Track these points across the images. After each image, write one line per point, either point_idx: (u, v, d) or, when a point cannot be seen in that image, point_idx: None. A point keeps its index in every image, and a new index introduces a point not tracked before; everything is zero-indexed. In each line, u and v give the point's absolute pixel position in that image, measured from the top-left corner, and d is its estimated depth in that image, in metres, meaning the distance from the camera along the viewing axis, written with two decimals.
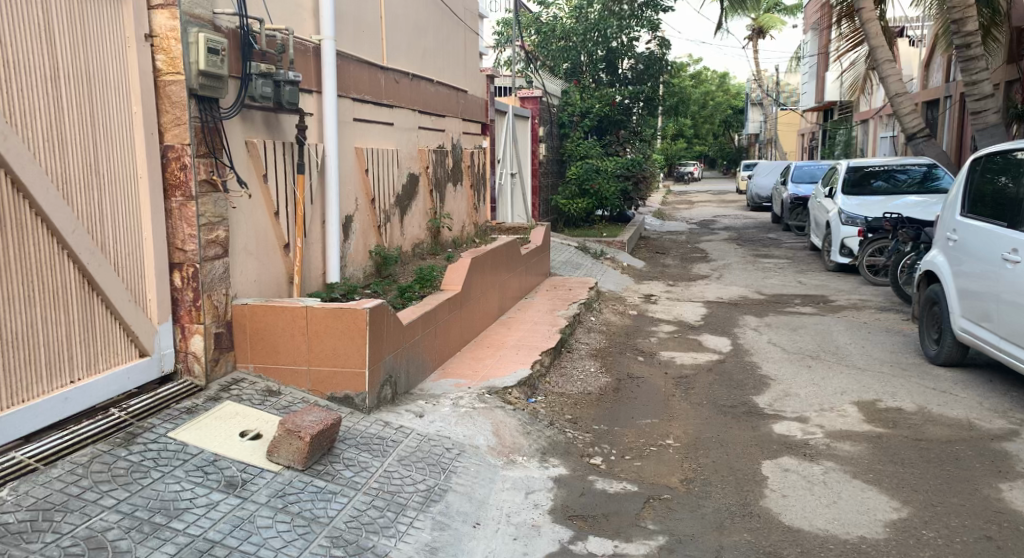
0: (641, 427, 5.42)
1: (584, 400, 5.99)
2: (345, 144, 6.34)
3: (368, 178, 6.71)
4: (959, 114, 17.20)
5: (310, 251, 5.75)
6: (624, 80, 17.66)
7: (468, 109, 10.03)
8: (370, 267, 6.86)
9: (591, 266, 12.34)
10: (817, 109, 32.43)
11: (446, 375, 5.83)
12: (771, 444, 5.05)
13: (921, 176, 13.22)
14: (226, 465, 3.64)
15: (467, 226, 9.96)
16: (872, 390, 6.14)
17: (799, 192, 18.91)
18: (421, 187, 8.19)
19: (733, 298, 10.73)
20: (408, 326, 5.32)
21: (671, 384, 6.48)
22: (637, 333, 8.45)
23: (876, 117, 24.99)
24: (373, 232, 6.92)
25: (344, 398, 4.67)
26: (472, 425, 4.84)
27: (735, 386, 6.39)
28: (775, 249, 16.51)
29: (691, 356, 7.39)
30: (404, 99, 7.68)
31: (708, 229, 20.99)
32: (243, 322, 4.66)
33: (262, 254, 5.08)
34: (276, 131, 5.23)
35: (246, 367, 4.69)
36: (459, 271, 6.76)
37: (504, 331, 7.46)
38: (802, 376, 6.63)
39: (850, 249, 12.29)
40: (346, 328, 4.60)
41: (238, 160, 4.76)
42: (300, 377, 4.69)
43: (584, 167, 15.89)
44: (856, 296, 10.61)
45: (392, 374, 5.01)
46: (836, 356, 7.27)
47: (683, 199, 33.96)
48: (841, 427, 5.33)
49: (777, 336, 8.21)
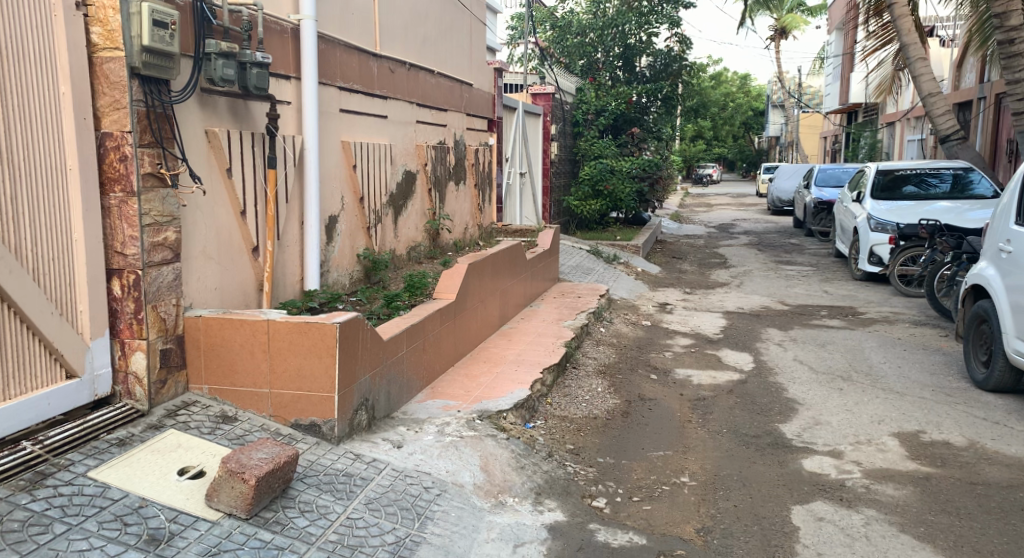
0: (652, 460, 4.78)
1: (589, 426, 5.36)
2: (329, 137, 5.75)
3: (356, 175, 6.12)
4: (994, 117, 16.39)
5: (285, 255, 5.16)
6: (641, 78, 17.00)
7: (473, 103, 9.42)
8: (358, 272, 6.28)
9: (604, 271, 11.71)
10: (841, 110, 31.66)
11: (435, 395, 5.22)
12: (802, 485, 4.40)
13: (956, 181, 12.44)
14: (153, 514, 3.05)
15: (470, 228, 9.36)
16: (913, 419, 5.48)
17: (822, 195, 18.15)
18: (419, 185, 7.60)
19: (754, 308, 10.06)
20: (390, 341, 4.71)
21: (688, 407, 5.83)
22: (651, 346, 7.81)
23: (904, 119, 24.13)
24: (362, 234, 6.34)
25: (310, 425, 4.06)
26: (457, 458, 4.23)
27: (760, 412, 5.73)
28: (797, 255, 15.79)
29: (710, 375, 6.74)
30: (401, 90, 7.09)
31: (727, 233, 20.27)
32: (196, 337, 4.08)
33: (225, 258, 4.49)
34: (245, 120, 4.63)
35: (200, 389, 4.11)
36: (454, 278, 6.16)
37: (505, 343, 6.84)
38: (833, 401, 5.96)
39: (879, 257, 11.58)
40: (312, 345, 4.00)
41: (196, 151, 4.17)
42: (260, 401, 4.09)
43: (598, 167, 15.26)
44: (888, 308, 9.90)
45: (369, 398, 4.41)
46: (870, 378, 6.59)
47: (700, 202, 33.17)
48: (881, 465, 4.67)
49: (804, 353, 7.53)
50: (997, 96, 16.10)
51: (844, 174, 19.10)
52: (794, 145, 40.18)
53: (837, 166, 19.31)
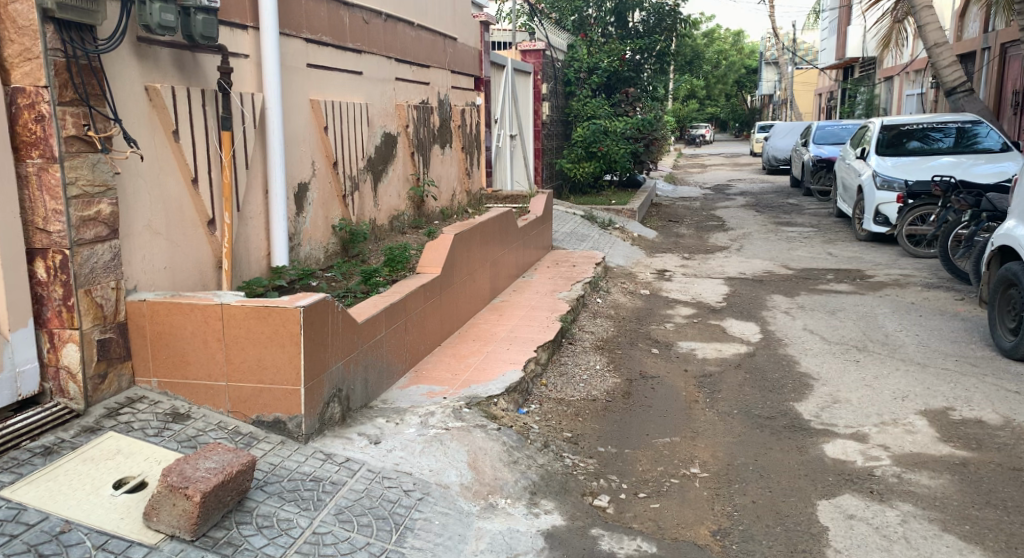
0: (659, 448, 4.33)
1: (587, 409, 4.90)
2: (295, 94, 5.19)
3: (328, 137, 5.57)
4: (999, 68, 15.80)
5: (249, 228, 4.63)
6: (633, 33, 16.22)
7: (458, 59, 8.82)
8: (334, 245, 5.77)
9: (599, 237, 11.20)
10: (838, 65, 30.98)
11: (420, 380, 4.75)
12: (826, 475, 3.96)
13: (961, 135, 11.90)
14: (76, 540, 2.57)
15: (458, 195, 8.84)
16: (939, 395, 5.07)
17: (821, 153, 17.62)
18: (400, 148, 7.05)
19: (757, 273, 9.59)
20: (367, 323, 4.23)
21: (693, 385, 5.39)
22: (651, 318, 7.33)
23: (903, 73, 23.47)
24: (337, 202, 5.81)
25: (274, 421, 3.58)
26: (441, 454, 3.76)
27: (772, 390, 5.28)
28: (797, 216, 15.29)
29: (716, 348, 6.28)
30: (376, 44, 6.51)
31: (723, 194, 19.77)
32: (141, 325, 3.56)
33: (175, 232, 3.97)
34: (194, 75, 4.07)
35: (148, 384, 3.60)
36: (439, 249, 5.66)
37: (495, 318, 6.37)
38: (850, 375, 5.53)
39: (886, 216, 11.07)
40: (273, 332, 3.50)
41: (134, 110, 3.61)
42: (216, 396, 3.60)
43: (590, 128, 14.78)
44: (897, 270, 9.46)
45: (342, 387, 3.93)
46: (888, 349, 6.15)
47: (694, 163, 32.52)
48: (911, 449, 4.23)
49: (814, 321, 7.08)
50: (1002, 47, 15.55)
51: (843, 130, 18.54)
52: (789, 103, 39.33)
53: (835, 122, 18.73)
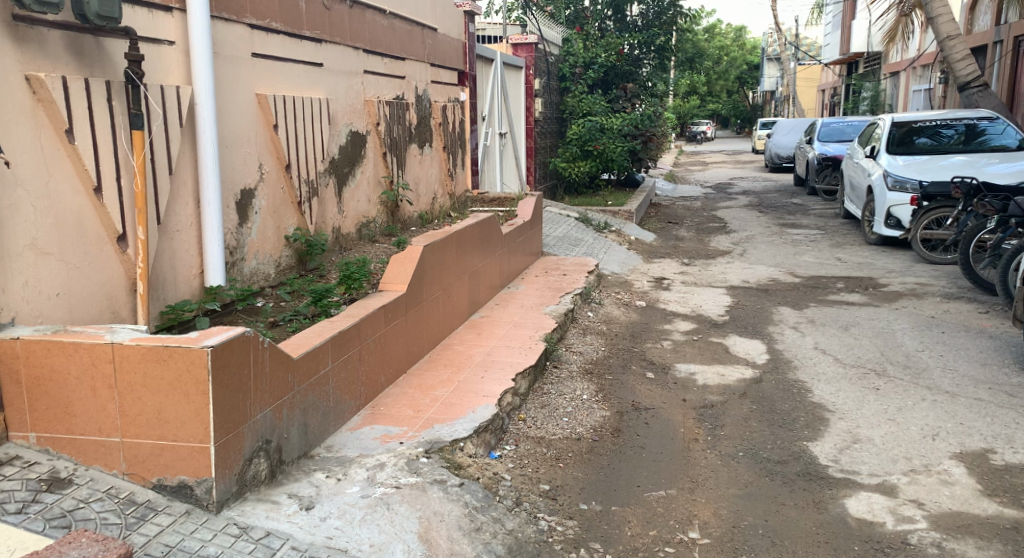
0: (651, 504, 3.67)
1: (570, 452, 4.25)
2: (237, 87, 4.53)
3: (279, 137, 4.91)
4: (1012, 62, 15.16)
5: (175, 243, 3.97)
6: (632, 27, 15.54)
7: (439, 51, 8.15)
8: (286, 258, 5.12)
9: (593, 242, 10.54)
10: (843, 60, 30.28)
11: (375, 420, 4.09)
12: (850, 542, 3.31)
13: (975, 132, 11.21)
14: None
15: (439, 198, 8.18)
16: (975, 433, 4.42)
17: (827, 151, 16.96)
18: (369, 148, 6.39)
19: (761, 281, 8.93)
20: (305, 359, 3.56)
21: (693, 420, 4.74)
22: (646, 335, 6.67)
23: (910, 68, 22.79)
24: (291, 209, 5.15)
25: (178, 486, 2.90)
26: (387, 523, 3.11)
27: (782, 426, 4.63)
28: (801, 217, 14.64)
29: (718, 372, 5.62)
30: (341, 33, 5.87)
31: (724, 193, 19.09)
32: (15, 368, 2.90)
33: (71, 251, 3.29)
34: (97, 62, 3.42)
35: (26, 439, 2.95)
36: (405, 264, 5.00)
37: (472, 338, 5.72)
38: (870, 406, 4.89)
39: (897, 219, 10.39)
40: (174, 379, 2.82)
41: (6, 104, 2.96)
42: (107, 454, 2.92)
43: (586, 125, 14.05)
44: (912, 278, 8.80)
45: (270, 439, 3.27)
46: (910, 374, 5.49)
47: (695, 161, 31.78)
48: (950, 507, 3.58)
49: (826, 339, 6.41)
50: (1016, 39, 14.89)
51: (848, 127, 17.90)
52: (790, 100, 38.60)
53: (840, 119, 18.08)
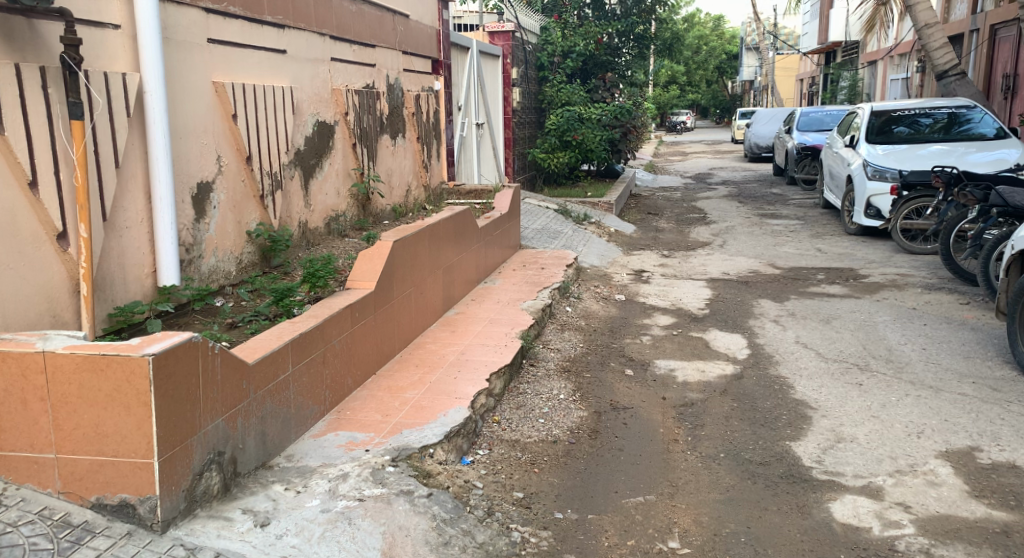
0: (629, 512, 3.51)
1: (546, 456, 4.07)
2: (191, 75, 4.29)
3: (238, 127, 4.67)
4: (988, 51, 15.15)
5: (124, 241, 3.74)
6: (611, 15, 15.33)
7: (411, 39, 7.92)
8: (249, 255, 4.90)
9: (572, 234, 10.36)
10: (821, 49, 30.29)
11: (340, 426, 3.89)
12: (836, 550, 3.16)
13: (954, 121, 11.15)
14: None
15: (413, 190, 7.96)
16: (961, 430, 4.30)
17: (806, 140, 16.90)
18: (338, 139, 6.16)
19: (742, 273, 8.80)
20: (262, 364, 3.35)
21: (673, 419, 4.59)
22: (626, 329, 6.50)
23: (887, 57, 22.79)
24: (253, 203, 4.92)
25: (118, 505, 2.69)
26: (347, 540, 2.91)
27: (763, 425, 4.48)
28: (781, 207, 14.56)
29: (697, 369, 5.47)
30: (306, 19, 5.63)
31: (705, 184, 18.99)
32: None
33: (4, 251, 3.06)
34: (29, 46, 3.17)
35: None
36: (373, 260, 4.79)
37: (446, 336, 5.53)
38: (853, 403, 4.76)
39: (877, 209, 10.31)
40: (113, 390, 2.61)
41: None
42: (41, 471, 2.70)
43: (565, 115, 13.95)
44: (893, 269, 8.72)
45: (223, 450, 3.06)
46: (892, 369, 5.37)
47: (675, 151, 31.66)
48: (937, 510, 3.45)
49: (808, 333, 6.29)
50: (992, 27, 14.88)
51: (826, 117, 17.85)
52: (769, 90, 38.60)
53: (819, 109, 18.02)
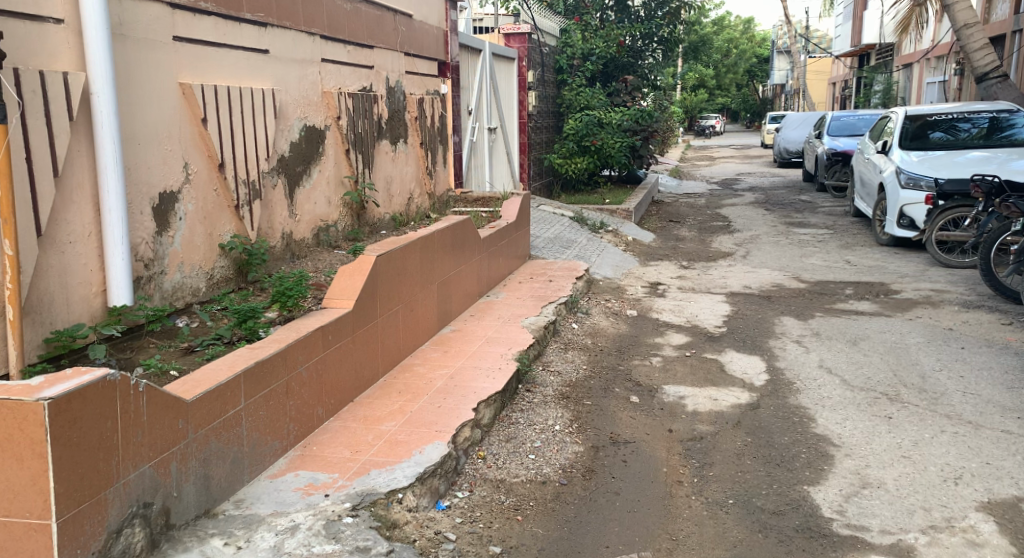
0: None
1: (533, 501, 3.65)
2: (152, 76, 3.95)
3: (208, 132, 4.32)
4: None
5: (66, 257, 3.40)
6: (634, 17, 14.76)
7: (415, 39, 7.55)
8: (222, 270, 4.55)
9: (586, 244, 9.91)
10: (854, 52, 29.50)
11: (301, 465, 3.51)
12: None
13: (994, 126, 10.52)
14: None
15: (416, 198, 7.59)
16: (1005, 476, 3.80)
17: (836, 146, 16.27)
18: (328, 145, 5.80)
19: (764, 287, 8.30)
20: (205, 400, 2.97)
21: (678, 456, 4.14)
22: (635, 350, 6.06)
23: (924, 60, 22.00)
24: (226, 214, 4.57)
25: None
26: None
27: (779, 465, 4.01)
28: (810, 215, 13.96)
29: (710, 397, 5.00)
30: (291, 16, 5.28)
31: (731, 190, 18.40)
32: None
33: None
34: None
35: None
36: (353, 277, 4.40)
37: (437, 358, 5.13)
38: (882, 441, 4.27)
39: (911, 219, 9.71)
40: (6, 438, 2.25)
41: None
42: None
43: (583, 119, 13.51)
44: (928, 284, 8.15)
45: (151, 501, 2.69)
46: (926, 400, 4.86)
47: (702, 156, 30.97)
48: None
49: (833, 356, 5.79)
50: None
51: (859, 121, 17.15)
52: (800, 94, 37.75)
53: (851, 113, 17.35)
